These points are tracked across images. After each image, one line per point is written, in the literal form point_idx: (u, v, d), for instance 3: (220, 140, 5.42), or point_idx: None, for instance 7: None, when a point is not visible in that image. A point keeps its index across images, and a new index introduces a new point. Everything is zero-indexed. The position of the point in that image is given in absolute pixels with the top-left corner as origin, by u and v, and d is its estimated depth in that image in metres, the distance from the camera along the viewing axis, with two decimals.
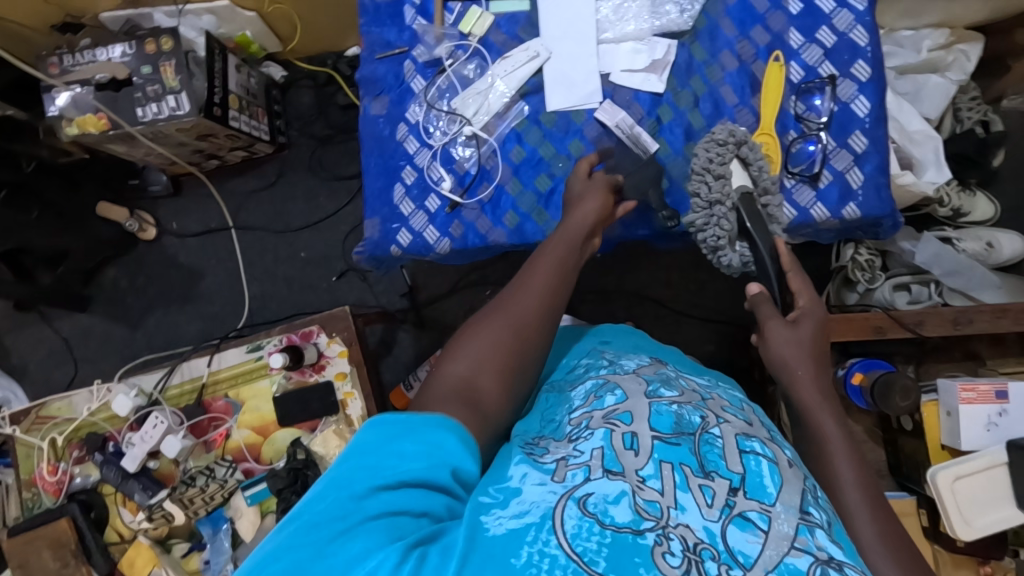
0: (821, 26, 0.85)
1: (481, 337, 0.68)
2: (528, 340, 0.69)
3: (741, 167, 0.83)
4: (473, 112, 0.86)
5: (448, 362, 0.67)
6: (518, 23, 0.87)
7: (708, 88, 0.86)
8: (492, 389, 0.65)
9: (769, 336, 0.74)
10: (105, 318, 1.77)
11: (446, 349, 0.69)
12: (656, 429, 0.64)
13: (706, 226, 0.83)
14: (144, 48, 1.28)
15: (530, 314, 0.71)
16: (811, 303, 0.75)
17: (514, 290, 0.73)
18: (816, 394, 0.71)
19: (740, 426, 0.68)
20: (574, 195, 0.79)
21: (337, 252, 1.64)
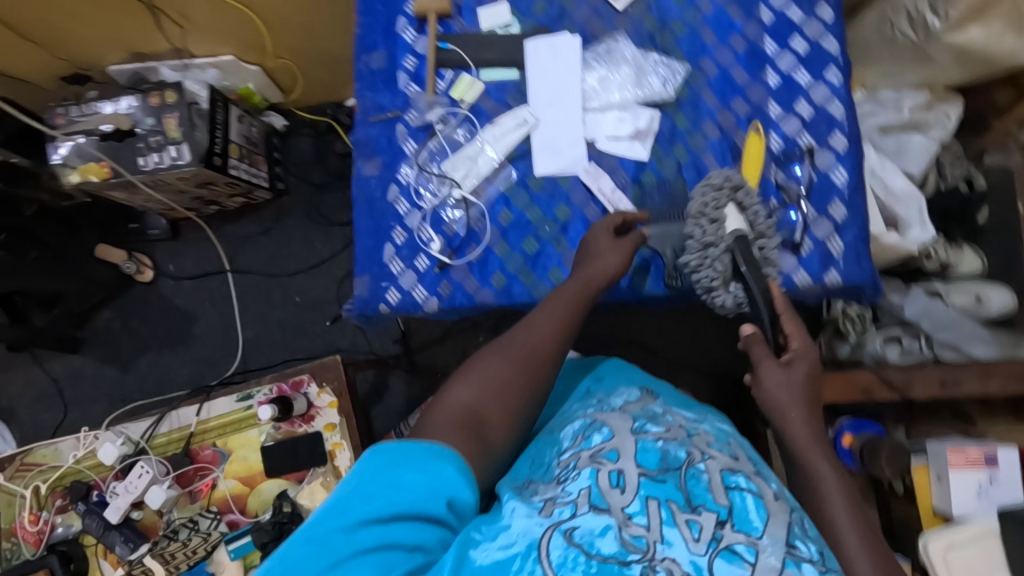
0: (799, 98, 0.82)
1: (488, 369, 0.71)
2: (536, 375, 0.72)
3: (735, 210, 0.78)
4: (463, 175, 0.82)
5: (453, 390, 0.70)
6: (509, 89, 0.84)
7: (691, 156, 0.82)
8: (495, 422, 0.68)
9: (763, 377, 0.75)
10: (97, 360, 1.77)
11: (452, 378, 0.72)
12: (642, 465, 0.65)
13: (700, 268, 0.76)
14: (149, 101, 1.33)
15: (539, 354, 0.72)
16: (803, 347, 0.76)
17: (522, 329, 0.74)
18: (809, 436, 0.71)
19: (726, 461, 0.68)
20: (591, 248, 0.78)
21: (332, 298, 1.65)
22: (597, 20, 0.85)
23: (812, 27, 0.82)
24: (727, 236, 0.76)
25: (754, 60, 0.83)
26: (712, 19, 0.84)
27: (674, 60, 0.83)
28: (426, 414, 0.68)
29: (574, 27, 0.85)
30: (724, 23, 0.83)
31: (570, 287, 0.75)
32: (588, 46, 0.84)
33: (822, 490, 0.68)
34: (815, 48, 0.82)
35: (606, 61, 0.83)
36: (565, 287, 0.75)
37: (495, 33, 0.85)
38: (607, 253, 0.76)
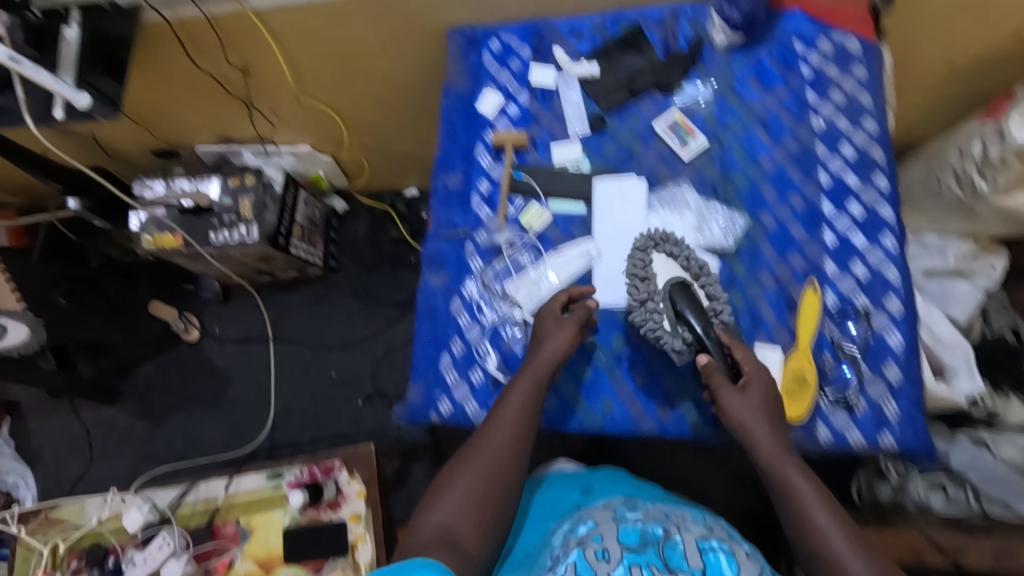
0: (854, 259, 0.79)
1: (456, 482, 0.71)
2: (501, 474, 0.72)
3: (668, 258, 0.79)
4: (523, 298, 0.86)
5: (426, 513, 0.70)
6: (575, 222, 0.89)
7: (746, 304, 0.80)
8: (469, 532, 0.68)
9: (725, 405, 0.71)
10: (130, 414, 1.80)
11: (424, 500, 0.73)
12: (624, 542, 0.68)
13: (645, 324, 0.76)
14: (230, 183, 1.44)
15: (502, 456, 0.73)
16: (757, 366, 0.73)
17: (483, 431, 0.75)
18: (776, 448, 0.70)
19: (699, 530, 0.71)
20: (542, 332, 0.79)
21: (367, 377, 1.67)
22: (662, 166, 0.88)
23: (870, 192, 0.82)
24: (661, 289, 0.77)
25: (811, 216, 0.82)
26: (770, 172, 0.85)
27: (732, 211, 0.83)
28: (405, 539, 0.69)
29: (639, 170, 0.89)
30: (783, 179, 0.84)
31: (524, 378, 0.77)
32: (652, 189, 0.87)
33: (797, 496, 0.67)
34: (873, 212, 0.81)
35: (666, 205, 0.86)
36: (520, 379, 0.77)
37: (567, 169, 0.91)
38: (554, 336, 0.78)
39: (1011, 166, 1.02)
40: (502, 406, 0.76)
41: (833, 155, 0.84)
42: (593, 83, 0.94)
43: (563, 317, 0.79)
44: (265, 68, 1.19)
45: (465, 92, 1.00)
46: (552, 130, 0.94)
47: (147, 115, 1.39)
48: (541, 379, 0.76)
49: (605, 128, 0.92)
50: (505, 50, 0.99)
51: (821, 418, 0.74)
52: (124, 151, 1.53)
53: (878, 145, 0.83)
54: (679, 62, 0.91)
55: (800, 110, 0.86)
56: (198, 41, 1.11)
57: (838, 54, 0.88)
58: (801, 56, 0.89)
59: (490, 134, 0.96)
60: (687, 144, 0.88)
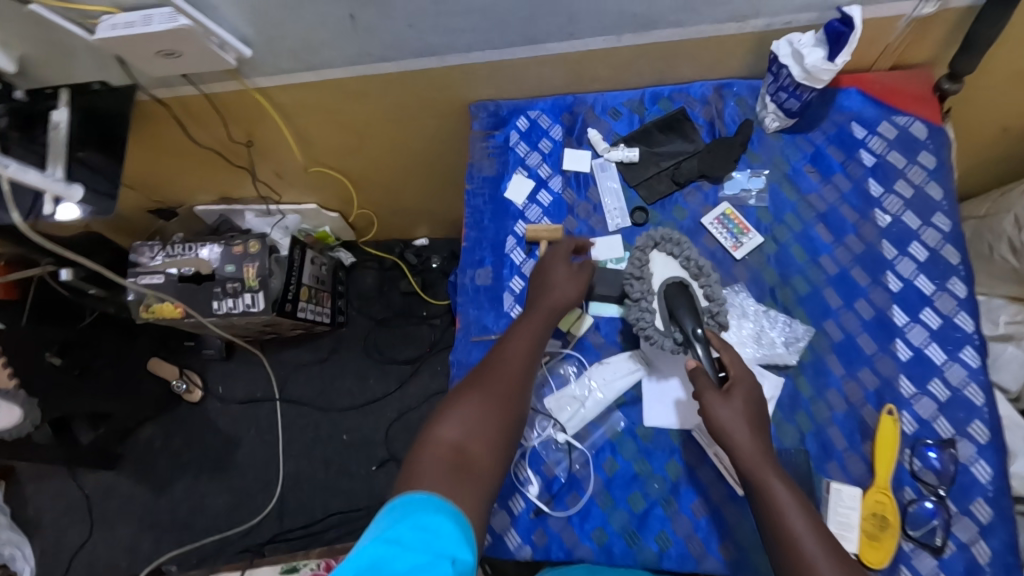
0: (933, 377, 0.72)
1: (470, 403, 0.69)
2: (514, 395, 0.71)
3: (668, 259, 0.78)
4: (567, 417, 0.78)
5: (438, 425, 0.68)
6: (619, 328, 0.81)
7: (815, 428, 0.73)
8: (481, 457, 0.65)
9: (708, 413, 0.66)
10: (131, 478, 1.71)
11: (432, 416, 0.70)
12: None
13: (639, 323, 0.75)
14: (233, 249, 1.35)
15: (514, 380, 0.72)
16: (744, 370, 0.69)
17: (496, 356, 0.74)
18: (758, 453, 0.65)
19: None
20: (548, 282, 0.78)
21: (380, 440, 1.60)
22: (713, 266, 0.81)
23: (945, 300, 0.74)
24: (656, 289, 0.76)
25: (881, 327, 0.75)
26: (833, 275, 0.78)
27: (795, 322, 0.76)
28: (414, 453, 0.66)
29: None
30: (849, 284, 0.77)
31: (535, 315, 0.76)
32: None
33: (775, 510, 0.63)
34: (950, 323, 0.73)
35: None
36: (531, 312, 0.77)
37: (607, 265, 0.84)
38: (562, 284, 0.77)
39: None
40: (514, 335, 0.75)
41: (903, 256, 0.77)
42: (632, 168, 0.86)
43: (576, 268, 0.79)
44: (271, 142, 1.10)
45: (491, 175, 0.92)
46: (590, 222, 0.86)
47: (145, 177, 1.32)
48: (558, 308, 0.76)
49: (647, 219, 0.84)
50: (533, 127, 0.92)
51: (905, 563, 0.67)
52: (123, 214, 1.44)
53: (953, 245, 0.76)
54: (727, 148, 0.83)
55: (864, 204, 0.79)
56: (197, 117, 1.02)
57: (903, 140, 0.80)
58: (861, 142, 0.81)
59: (521, 224, 0.88)
60: (741, 243, 0.80)
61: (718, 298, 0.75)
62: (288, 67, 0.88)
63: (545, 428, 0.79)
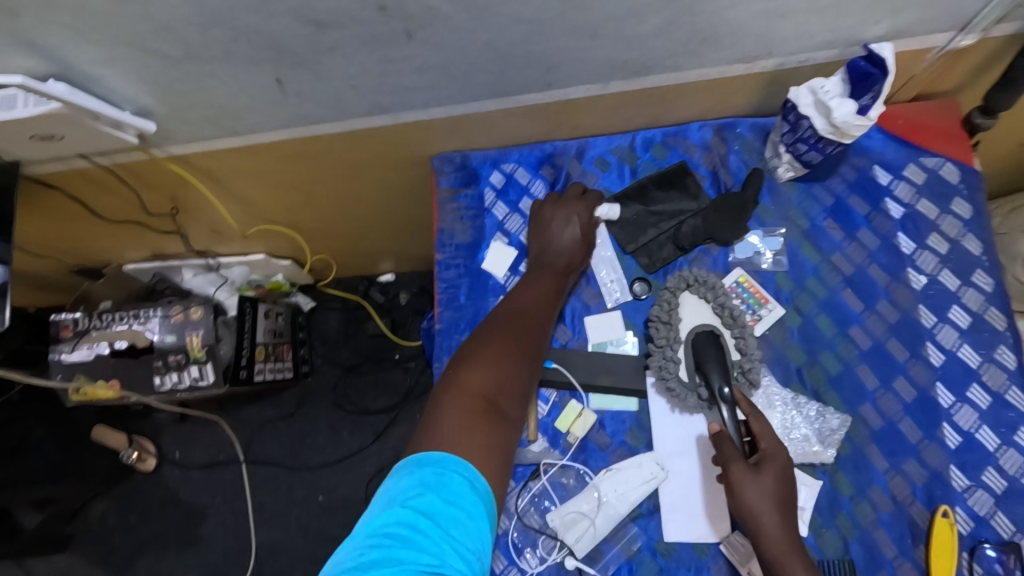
0: (986, 466, 0.64)
1: (494, 348, 0.62)
2: (538, 338, 0.66)
3: (700, 303, 0.70)
4: (574, 538, 0.67)
5: (463, 372, 0.60)
6: (625, 423, 0.70)
7: (859, 533, 0.64)
8: (509, 404, 0.60)
9: (733, 488, 0.60)
10: (85, 561, 1.53)
11: (451, 363, 0.62)
12: None
13: (664, 374, 0.68)
14: (171, 317, 1.17)
15: (538, 324, 0.67)
16: (776, 443, 0.61)
17: (516, 301, 0.68)
18: (787, 539, 0.58)
19: None
20: (559, 230, 0.72)
21: (359, 499, 1.48)
22: None
23: (994, 373, 0.65)
24: (684, 338, 0.69)
25: (926, 410, 0.65)
26: (866, 350, 0.68)
27: (828, 412, 0.66)
28: (437, 397, 0.59)
29: None
30: (885, 359, 0.67)
31: (553, 266, 0.71)
32: None
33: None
34: (1001, 401, 0.65)
35: None
36: (547, 263, 0.71)
37: (606, 349, 0.72)
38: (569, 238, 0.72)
39: None
40: (536, 280, 0.70)
41: (942, 323, 0.67)
42: (626, 230, 0.74)
43: (586, 227, 0.73)
44: (201, 207, 0.95)
45: (465, 243, 0.79)
46: (583, 296, 0.74)
47: (59, 239, 1.14)
48: (573, 266, 0.71)
49: (649, 290, 0.73)
50: (509, 183, 0.79)
51: None
52: (36, 269, 1.25)
53: (998, 307, 0.67)
54: (736, 206, 0.72)
55: (895, 263, 0.69)
56: (106, 188, 0.86)
57: (933, 185, 0.71)
58: (886, 189, 0.71)
59: None
60: (759, 316, 0.70)
61: (750, 353, 0.67)
62: (208, 133, 0.73)
63: (550, 551, 0.68)
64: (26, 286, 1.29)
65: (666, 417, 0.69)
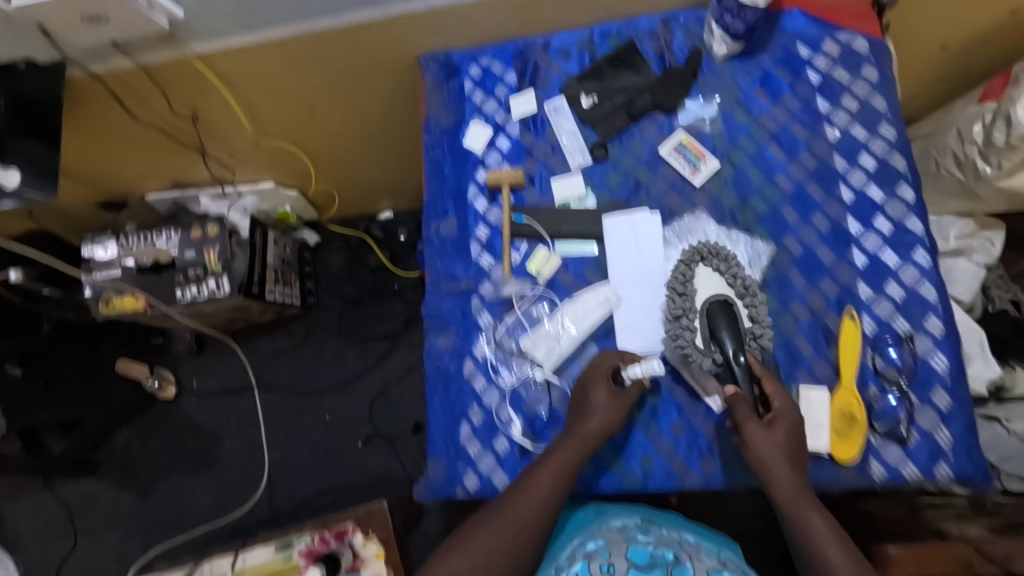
0: (888, 280, 0.75)
1: (480, 539, 0.66)
2: (530, 546, 0.67)
3: (713, 274, 0.76)
4: (543, 355, 0.79)
5: (445, 559, 0.66)
6: (586, 265, 0.82)
7: (781, 339, 0.75)
8: None
9: (747, 440, 0.67)
10: (112, 485, 1.64)
11: (444, 547, 0.68)
12: (632, 560, 0.72)
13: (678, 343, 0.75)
14: (190, 234, 1.30)
15: (528, 521, 0.67)
16: (786, 402, 0.69)
17: (514, 493, 0.69)
18: (795, 488, 0.66)
19: (713, 563, 0.74)
20: (586, 404, 0.73)
21: (363, 418, 1.58)
22: (673, 195, 0.82)
23: (896, 205, 0.77)
24: (698, 308, 0.75)
25: (837, 238, 0.77)
26: (789, 193, 0.79)
27: (756, 241, 0.78)
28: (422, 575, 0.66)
29: (649, 202, 0.82)
30: (804, 200, 0.79)
31: (573, 439, 0.71)
32: (666, 221, 0.81)
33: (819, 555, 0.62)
34: (901, 227, 0.76)
35: (685, 238, 0.80)
36: (562, 443, 0.71)
37: (570, 204, 0.84)
38: (601, 413, 0.72)
39: (1017, 150, 0.96)
40: (541, 462, 0.71)
41: (853, 168, 0.79)
42: (586, 107, 0.86)
43: (619, 394, 0.73)
44: (219, 116, 1.07)
45: (448, 126, 0.90)
46: (549, 163, 0.86)
47: (86, 165, 1.23)
48: (592, 437, 0.71)
49: (607, 155, 0.85)
50: (486, 74, 0.91)
51: (874, 457, 0.71)
52: (69, 208, 1.36)
53: (899, 152, 0.78)
54: (678, 79, 0.84)
55: (814, 122, 0.81)
56: (140, 96, 0.98)
57: (846, 56, 0.82)
58: (807, 61, 0.83)
59: (482, 172, 0.88)
60: (698, 169, 0.81)
61: (762, 324, 0.73)
62: (226, 28, 0.86)
63: (523, 369, 0.80)
64: (59, 228, 1.41)
65: (619, 255, 0.80)
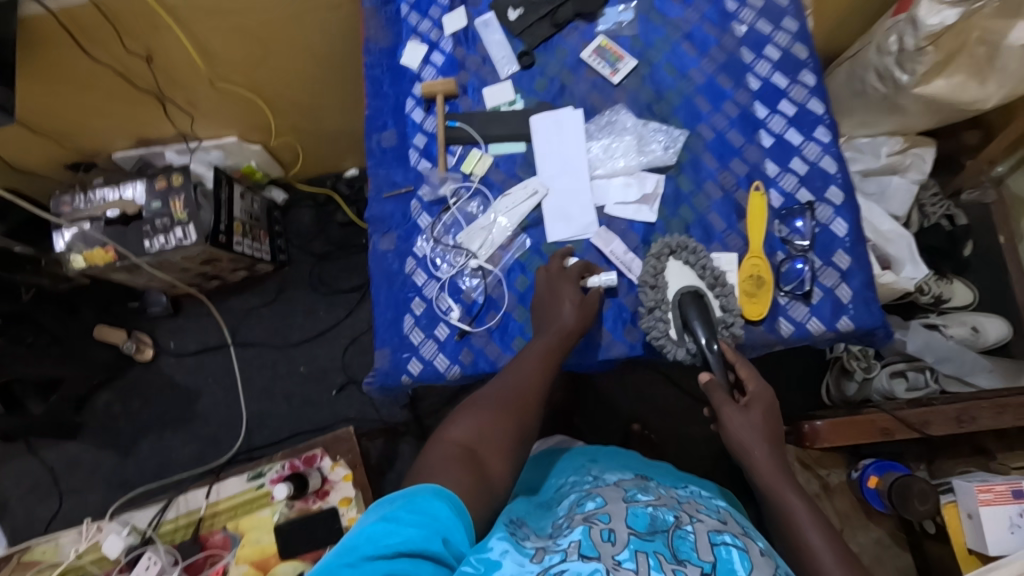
0: (793, 156, 0.81)
1: (482, 411, 0.71)
2: (527, 419, 0.72)
3: (684, 267, 0.77)
4: (478, 245, 0.85)
5: (449, 428, 0.70)
6: (516, 162, 0.87)
7: (696, 216, 0.81)
8: (491, 453, 0.68)
9: (725, 422, 0.70)
10: (94, 445, 1.65)
11: (449, 418, 0.73)
12: (633, 526, 0.60)
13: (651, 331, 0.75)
14: (155, 184, 1.34)
15: (522, 399, 0.73)
16: (762, 385, 0.71)
17: (509, 373, 0.75)
18: (775, 469, 0.67)
19: (713, 522, 0.65)
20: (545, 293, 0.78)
21: (337, 366, 1.63)
22: (596, 94, 0.87)
23: (798, 90, 0.83)
24: (670, 300, 0.76)
25: (746, 122, 0.83)
26: (701, 84, 0.85)
27: (672, 128, 0.83)
28: (425, 451, 0.69)
29: (574, 102, 0.88)
30: (715, 90, 0.84)
31: (550, 336, 0.75)
32: (589, 118, 0.87)
33: (796, 522, 0.63)
34: (804, 108, 0.82)
35: (606, 131, 0.85)
36: (537, 343, 0.76)
37: (500, 109, 0.89)
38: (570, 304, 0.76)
39: (928, 52, 1.02)
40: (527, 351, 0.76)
41: (759, 59, 0.85)
42: (513, 19, 0.91)
43: (584, 298, 0.77)
44: (171, 54, 1.11)
45: (386, 47, 0.95)
46: (480, 74, 0.91)
47: (50, 122, 1.23)
48: (569, 329, 0.75)
49: (533, 63, 0.90)
50: None
51: (781, 314, 0.77)
52: (35, 168, 1.36)
53: (801, 42, 0.84)
54: None
55: (723, 19, 0.87)
56: (92, 34, 1.03)
57: None
58: None
59: (418, 86, 0.92)
60: (617, 68, 0.87)
61: (734, 312, 0.75)
62: None
63: (460, 260, 0.85)
64: (29, 188, 1.40)
65: (545, 150, 0.85)
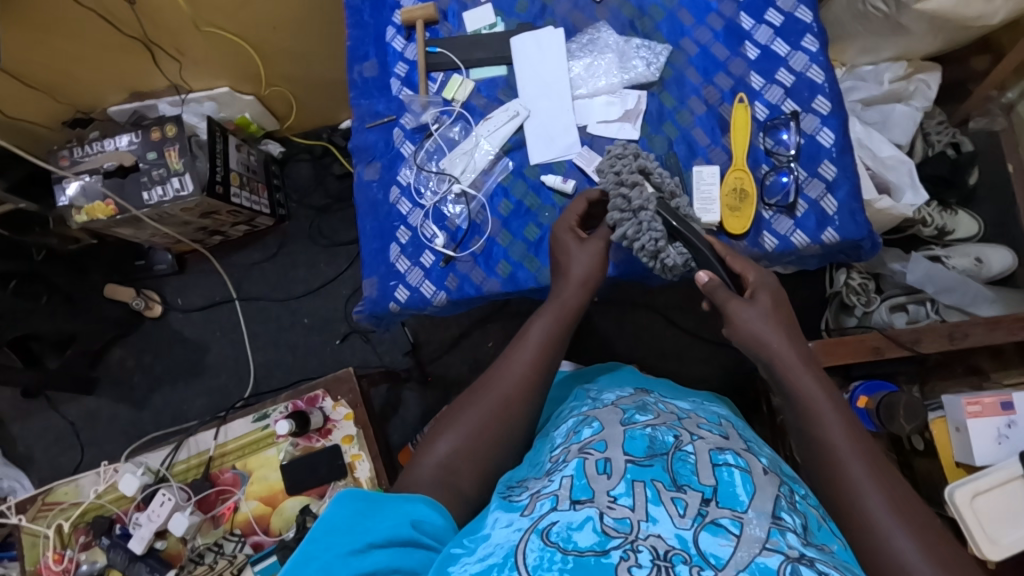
0: (779, 68, 0.80)
1: (461, 413, 0.65)
2: (522, 399, 0.65)
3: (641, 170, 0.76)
4: (461, 170, 0.84)
5: (427, 446, 0.63)
6: (497, 86, 0.86)
7: (680, 132, 0.81)
8: (472, 466, 0.61)
9: (734, 318, 0.67)
10: (110, 399, 1.61)
11: (427, 433, 0.65)
12: (631, 452, 0.54)
13: (638, 234, 0.72)
14: (150, 135, 1.29)
15: (509, 387, 0.65)
16: (761, 276, 0.69)
17: (502, 360, 0.68)
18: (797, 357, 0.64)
19: (715, 440, 0.58)
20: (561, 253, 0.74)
21: (341, 317, 1.57)
22: (577, 13, 0.86)
23: None
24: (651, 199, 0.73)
25: (731, 34, 0.82)
26: None
27: (654, 43, 0.83)
28: (409, 469, 0.62)
29: (556, 21, 0.86)
30: (700, 3, 0.83)
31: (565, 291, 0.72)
32: (570, 37, 0.85)
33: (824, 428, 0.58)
34: (792, 18, 0.80)
35: (587, 50, 0.84)
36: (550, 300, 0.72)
37: (481, 33, 0.87)
38: (579, 257, 0.73)
39: None
40: (526, 334, 0.70)
41: None
42: None
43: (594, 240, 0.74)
44: None
45: None
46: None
47: (38, 72, 1.21)
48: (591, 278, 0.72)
49: None
50: None
51: (766, 229, 0.77)
52: (30, 127, 1.34)
53: None
54: None
55: None
56: None
57: None
58: None
59: (398, 13, 0.90)
60: None
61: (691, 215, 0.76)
62: None
63: (444, 187, 0.85)
64: (27, 145, 1.38)
65: (525, 72, 0.85)
